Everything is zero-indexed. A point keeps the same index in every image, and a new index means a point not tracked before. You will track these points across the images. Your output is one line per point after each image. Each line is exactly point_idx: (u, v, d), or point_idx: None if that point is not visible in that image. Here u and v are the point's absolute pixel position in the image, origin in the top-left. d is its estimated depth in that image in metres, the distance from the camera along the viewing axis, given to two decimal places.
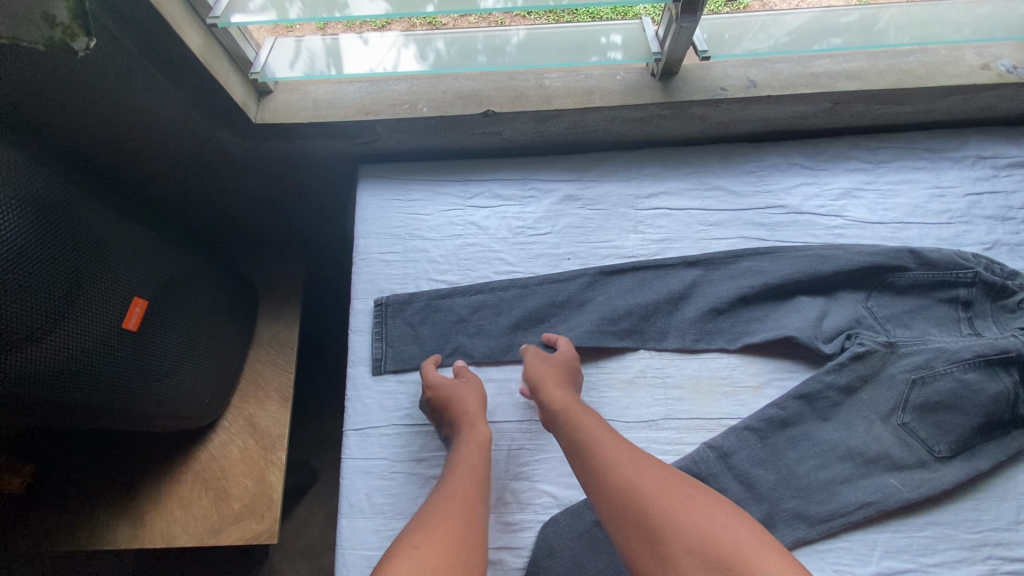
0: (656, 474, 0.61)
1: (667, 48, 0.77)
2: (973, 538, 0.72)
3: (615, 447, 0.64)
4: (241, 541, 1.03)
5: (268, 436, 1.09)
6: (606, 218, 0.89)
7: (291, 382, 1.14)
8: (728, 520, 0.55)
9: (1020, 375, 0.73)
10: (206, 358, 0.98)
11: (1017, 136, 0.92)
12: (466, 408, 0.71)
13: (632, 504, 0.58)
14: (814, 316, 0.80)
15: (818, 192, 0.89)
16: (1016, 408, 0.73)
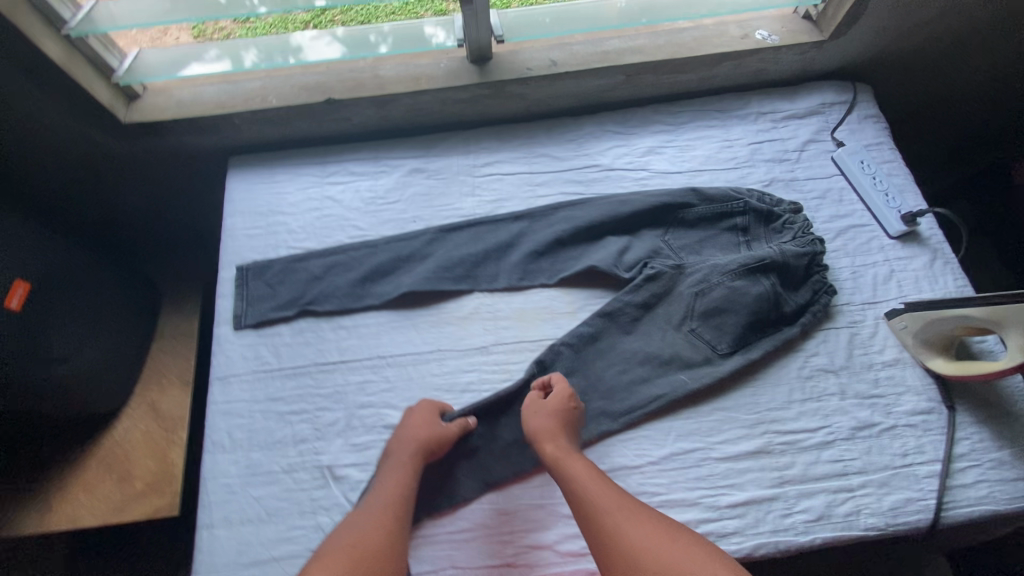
0: (649, 520, 0.68)
1: (469, 35, 0.93)
2: (752, 418, 0.85)
3: (610, 496, 0.71)
4: (143, 516, 1.09)
5: (170, 418, 1.17)
6: (447, 186, 1.02)
7: (193, 369, 1.21)
8: (708, 558, 0.64)
9: (777, 278, 0.89)
10: (102, 344, 1.07)
11: (791, 93, 1.09)
12: (411, 422, 0.80)
13: (625, 548, 0.65)
14: (616, 250, 0.94)
15: (627, 151, 1.05)
16: (777, 307, 0.88)
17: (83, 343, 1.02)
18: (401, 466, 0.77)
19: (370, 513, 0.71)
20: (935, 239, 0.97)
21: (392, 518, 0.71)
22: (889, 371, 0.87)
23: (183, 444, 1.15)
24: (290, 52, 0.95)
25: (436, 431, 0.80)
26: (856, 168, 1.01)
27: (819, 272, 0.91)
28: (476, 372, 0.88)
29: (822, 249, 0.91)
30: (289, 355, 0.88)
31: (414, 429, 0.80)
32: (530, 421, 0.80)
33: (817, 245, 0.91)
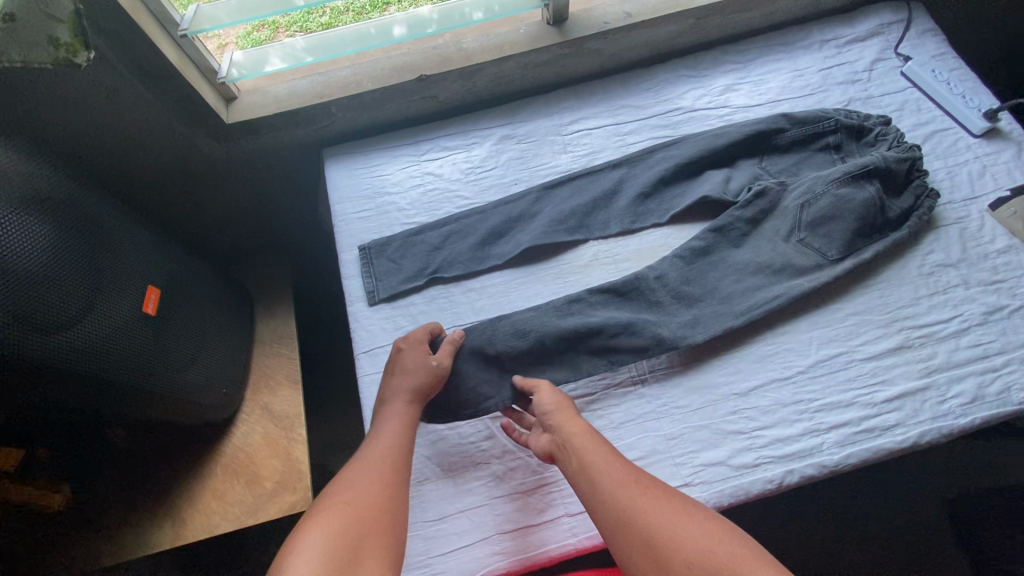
0: (662, 498, 0.66)
1: None
2: (886, 317, 0.88)
3: (621, 475, 0.69)
4: (279, 514, 1.09)
5: (287, 418, 1.16)
6: (539, 147, 1.06)
7: (298, 367, 1.21)
8: (725, 535, 0.62)
9: (881, 185, 0.91)
10: (218, 350, 1.07)
11: (848, 18, 1.14)
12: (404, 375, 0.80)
13: (640, 527, 0.64)
14: (720, 181, 0.97)
15: (704, 93, 1.09)
16: (885, 213, 0.91)
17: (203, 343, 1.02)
18: (400, 417, 0.77)
19: (372, 461, 0.72)
20: (1016, 132, 1.00)
21: (391, 468, 0.71)
22: (1004, 257, 0.91)
23: (303, 438, 1.14)
24: (374, 35, 0.98)
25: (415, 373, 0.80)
26: (928, 77, 1.05)
27: (921, 176, 0.93)
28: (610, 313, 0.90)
29: (919, 153, 0.93)
30: (428, 321, 0.91)
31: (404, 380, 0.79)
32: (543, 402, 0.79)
33: (915, 150, 0.93)
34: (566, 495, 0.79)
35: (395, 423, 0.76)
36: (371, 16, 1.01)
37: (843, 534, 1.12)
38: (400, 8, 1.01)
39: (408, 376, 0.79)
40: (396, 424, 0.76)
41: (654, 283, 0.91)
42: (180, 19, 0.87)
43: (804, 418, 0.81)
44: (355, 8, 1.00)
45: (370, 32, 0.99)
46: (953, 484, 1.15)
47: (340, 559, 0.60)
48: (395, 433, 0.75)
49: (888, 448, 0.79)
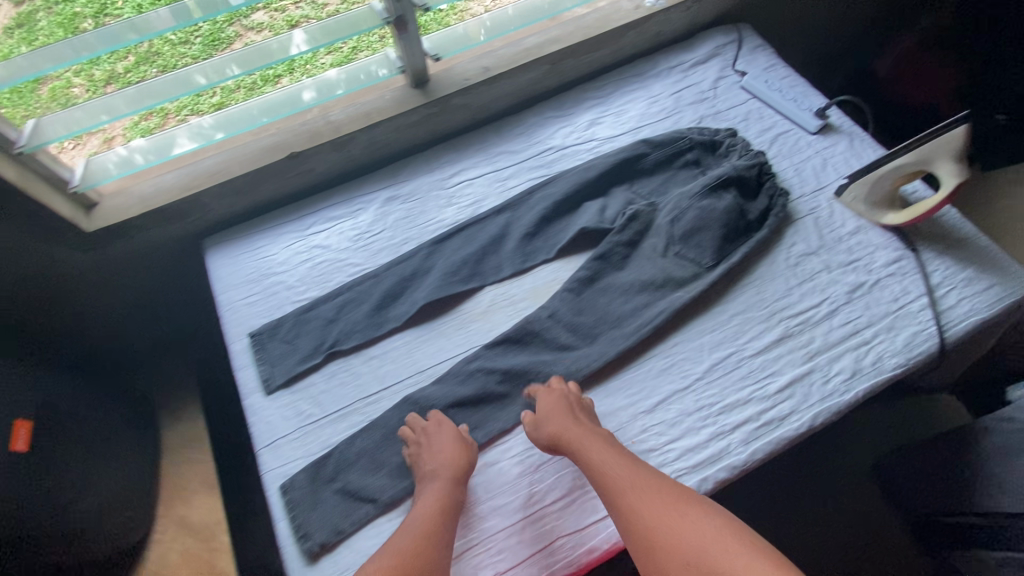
0: (667, 496, 0.71)
1: (407, 61, 1.01)
2: (766, 312, 0.93)
3: (632, 480, 0.73)
4: None
5: (206, 527, 1.04)
6: (423, 204, 1.07)
7: (214, 469, 1.11)
8: (729, 540, 0.65)
9: (737, 192, 0.99)
10: (118, 470, 0.99)
11: (689, 44, 1.24)
12: (436, 445, 0.80)
13: (640, 527, 0.69)
14: (597, 210, 1.03)
15: (572, 130, 1.16)
16: (744, 217, 0.98)
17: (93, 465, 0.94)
18: (438, 495, 0.75)
19: (410, 529, 0.71)
20: (845, 125, 1.12)
21: (437, 531, 0.71)
22: (856, 238, 0.99)
23: (229, 544, 1.03)
24: (280, 102, 1.00)
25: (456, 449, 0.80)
26: (763, 88, 1.16)
27: (770, 179, 1.01)
28: (513, 355, 0.91)
29: (764, 159, 1.02)
30: (330, 400, 0.88)
31: (444, 448, 0.79)
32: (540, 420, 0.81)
33: (761, 156, 1.01)
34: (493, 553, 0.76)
35: (432, 498, 0.75)
36: (264, 90, 1.01)
37: (782, 525, 1.16)
38: (292, 78, 1.02)
39: (433, 452, 0.79)
40: (435, 500, 0.74)
41: (547, 322, 0.93)
42: (15, 136, 0.83)
43: (709, 423, 0.84)
44: (246, 84, 1.01)
45: (278, 99, 1.00)
46: (875, 445, 1.22)
47: None
48: (430, 512, 0.73)
49: (789, 437, 0.83)
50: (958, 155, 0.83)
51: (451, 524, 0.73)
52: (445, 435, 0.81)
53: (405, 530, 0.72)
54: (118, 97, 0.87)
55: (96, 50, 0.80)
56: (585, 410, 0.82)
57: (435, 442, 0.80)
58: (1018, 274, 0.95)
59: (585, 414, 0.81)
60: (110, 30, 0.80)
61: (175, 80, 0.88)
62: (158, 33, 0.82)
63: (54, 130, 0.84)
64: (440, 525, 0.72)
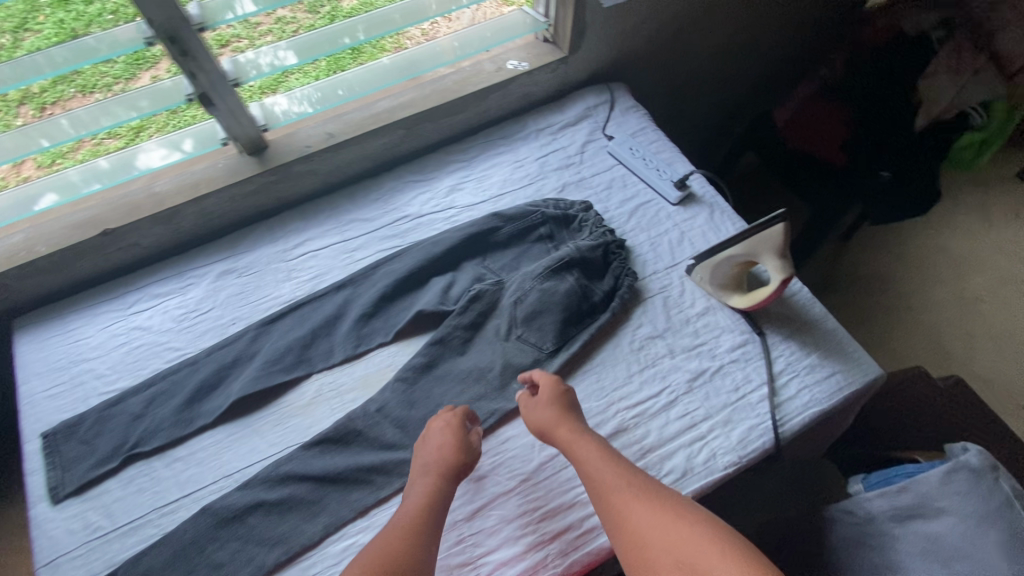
0: (651, 498, 0.70)
1: (228, 133, 0.95)
2: (603, 403, 0.89)
3: (618, 478, 0.73)
4: None
5: None
6: (261, 278, 1.00)
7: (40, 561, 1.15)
8: (708, 537, 0.65)
9: (580, 273, 0.97)
10: None
11: (560, 105, 1.21)
12: (429, 440, 0.80)
13: (624, 522, 0.69)
14: (441, 289, 0.97)
15: (431, 196, 1.10)
16: (587, 299, 0.95)
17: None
18: (426, 492, 0.74)
19: (398, 525, 0.71)
20: (708, 196, 1.10)
21: (428, 522, 0.72)
22: (703, 319, 0.96)
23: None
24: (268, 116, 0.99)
25: (452, 438, 0.79)
26: (628, 156, 1.13)
27: (616, 258, 1.00)
28: (330, 455, 0.84)
29: (612, 238, 1.01)
30: (123, 510, 0.81)
31: (436, 442, 0.79)
32: (535, 413, 0.83)
33: (608, 236, 1.00)
34: None
35: (413, 498, 0.74)
36: (187, 113, 1.00)
37: None
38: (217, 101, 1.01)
39: (430, 444, 0.80)
40: (420, 500, 0.74)
41: (372, 418, 0.87)
42: None
43: (528, 532, 0.79)
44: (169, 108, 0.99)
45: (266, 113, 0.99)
46: (767, 509, 1.22)
47: None
48: (420, 506, 0.72)
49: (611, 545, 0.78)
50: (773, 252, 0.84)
51: (440, 522, 0.73)
52: (450, 423, 0.81)
53: (391, 527, 0.71)
54: (78, 113, 0.84)
55: (66, 64, 0.76)
56: (573, 405, 0.83)
57: (430, 439, 0.81)
58: (861, 361, 0.92)
59: (574, 412, 0.82)
60: (77, 44, 0.76)
61: (159, 91, 0.87)
62: (128, 49, 0.79)
63: (4, 147, 0.81)
64: (424, 525, 0.71)
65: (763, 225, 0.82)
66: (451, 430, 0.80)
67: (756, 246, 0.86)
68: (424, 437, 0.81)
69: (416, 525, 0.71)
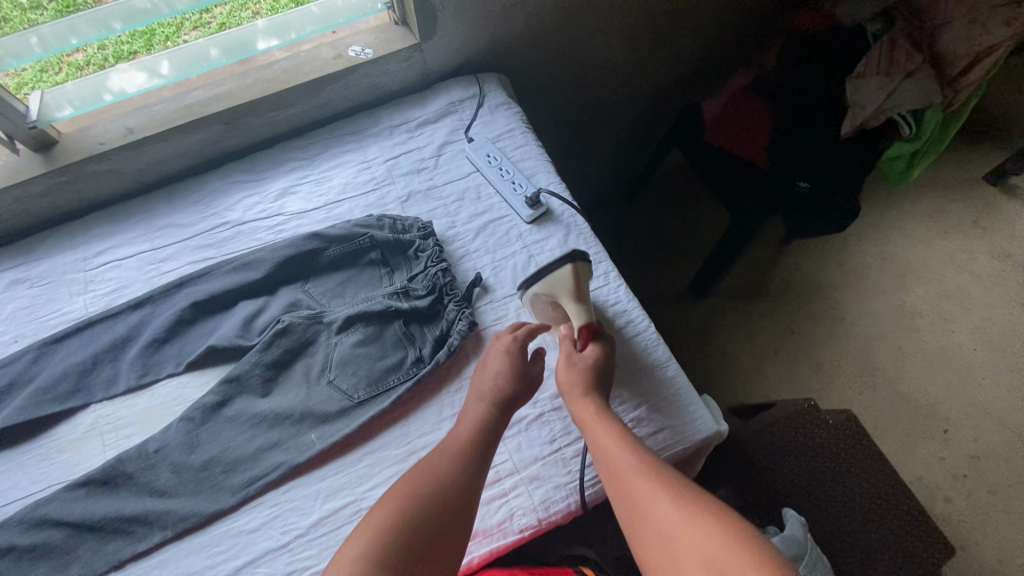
0: (678, 493, 0.60)
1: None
2: (403, 451, 0.82)
3: (643, 466, 0.64)
4: None
5: None
6: (53, 290, 0.91)
7: None
8: (723, 538, 0.53)
9: (407, 317, 0.89)
10: None
11: (420, 98, 1.08)
12: (489, 364, 0.81)
13: (640, 510, 0.61)
14: (245, 316, 0.88)
15: (259, 200, 0.99)
16: (413, 344, 0.88)
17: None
18: (480, 415, 0.76)
19: (437, 456, 0.71)
20: (567, 214, 0.98)
21: (457, 457, 0.71)
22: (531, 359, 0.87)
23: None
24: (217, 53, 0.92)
25: (503, 366, 0.80)
26: (483, 163, 1.01)
27: (452, 300, 0.90)
28: (94, 500, 0.78)
29: (445, 278, 0.91)
30: None
31: (486, 374, 0.80)
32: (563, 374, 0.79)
33: (439, 275, 0.90)
34: None
35: (473, 417, 0.76)
36: None
37: None
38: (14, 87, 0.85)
39: (492, 369, 0.80)
40: (477, 422, 0.75)
41: (146, 460, 0.80)
42: None
43: None
44: None
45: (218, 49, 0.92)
46: None
47: (400, 548, 0.60)
48: (456, 445, 0.73)
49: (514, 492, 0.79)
50: (574, 295, 0.82)
51: (487, 448, 0.74)
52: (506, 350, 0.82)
53: (423, 464, 0.71)
54: None
55: None
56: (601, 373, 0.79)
57: (489, 363, 0.81)
58: (697, 417, 0.83)
59: (598, 390, 0.77)
60: None
61: None
62: None
63: None
64: (455, 467, 0.70)
65: (555, 268, 0.84)
66: (513, 349, 0.81)
67: (553, 288, 0.84)
68: (484, 359, 0.82)
69: (467, 449, 0.72)
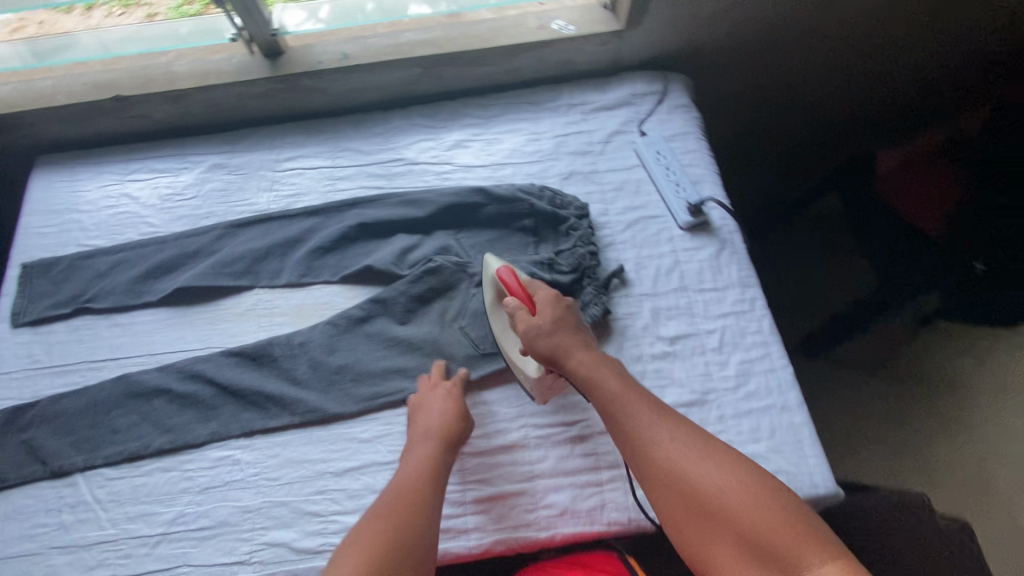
0: (687, 439, 0.65)
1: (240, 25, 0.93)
2: (513, 412, 0.85)
3: (650, 417, 0.68)
4: None
5: None
6: (246, 180, 1.02)
7: None
8: (743, 483, 0.60)
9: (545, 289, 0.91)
10: None
11: (604, 84, 1.08)
12: (427, 407, 0.79)
13: (651, 458, 0.65)
14: (401, 247, 0.94)
15: (433, 145, 1.04)
16: None
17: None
18: (428, 453, 0.74)
19: (405, 488, 0.70)
20: (725, 230, 0.95)
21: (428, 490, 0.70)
22: (657, 363, 0.86)
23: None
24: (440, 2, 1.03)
25: (432, 409, 0.79)
26: (651, 159, 1.00)
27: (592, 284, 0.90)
28: (242, 371, 0.87)
29: (591, 261, 0.91)
30: (60, 353, 0.89)
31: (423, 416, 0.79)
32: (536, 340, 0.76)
33: (586, 258, 0.91)
34: (118, 557, 0.77)
35: (425, 455, 0.74)
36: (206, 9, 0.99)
37: None
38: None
39: (429, 413, 0.79)
40: (426, 461, 0.74)
41: (291, 350, 0.88)
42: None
43: None
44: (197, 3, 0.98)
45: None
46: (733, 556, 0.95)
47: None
48: (424, 476, 0.72)
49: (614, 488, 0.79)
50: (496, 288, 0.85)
51: (442, 483, 0.73)
52: (437, 397, 0.80)
53: (393, 492, 0.70)
54: None
55: None
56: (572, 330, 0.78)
57: (424, 405, 0.80)
58: (816, 472, 0.79)
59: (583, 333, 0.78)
60: None
61: None
62: None
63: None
64: (423, 502, 0.69)
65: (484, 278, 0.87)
66: (446, 397, 0.80)
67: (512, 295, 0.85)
68: (417, 402, 0.81)
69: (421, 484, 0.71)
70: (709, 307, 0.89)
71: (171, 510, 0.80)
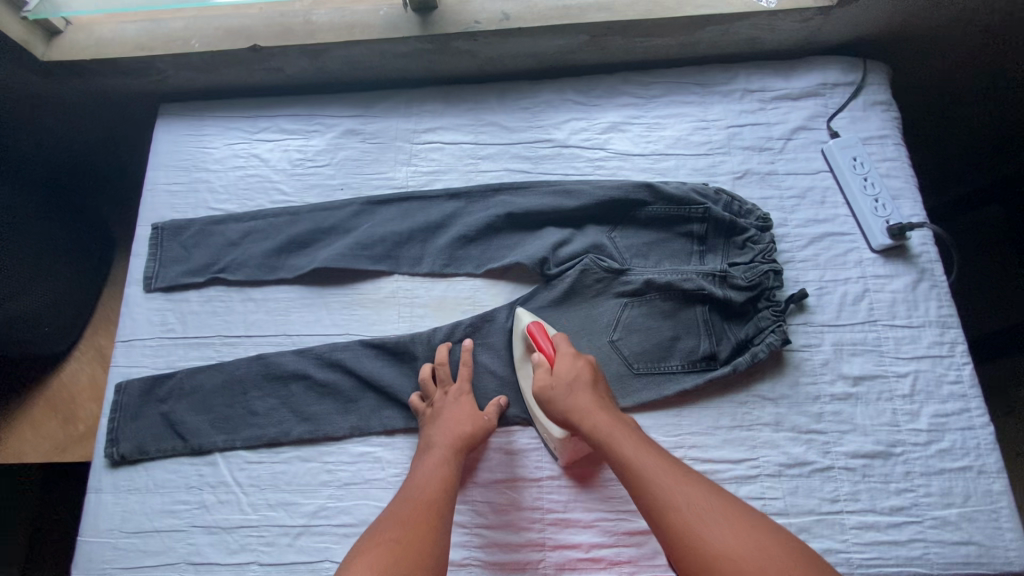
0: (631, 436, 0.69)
1: None
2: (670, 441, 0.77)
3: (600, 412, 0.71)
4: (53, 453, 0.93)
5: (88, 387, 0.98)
6: (382, 151, 0.93)
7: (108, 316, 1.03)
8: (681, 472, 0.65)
9: (712, 307, 0.81)
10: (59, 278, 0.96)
11: (788, 70, 0.94)
12: (440, 407, 0.76)
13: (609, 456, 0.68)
14: (550, 243, 0.85)
15: (586, 126, 0.93)
16: (710, 337, 0.80)
17: (41, 270, 0.93)
18: (434, 460, 0.72)
19: (411, 495, 0.68)
20: (925, 258, 0.83)
21: (437, 498, 0.68)
22: (836, 405, 0.77)
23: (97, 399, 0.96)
24: None
25: (440, 412, 0.76)
26: (846, 166, 0.86)
27: (768, 310, 0.80)
28: (383, 364, 0.83)
29: (773, 281, 0.80)
30: (194, 324, 0.85)
31: (437, 417, 0.75)
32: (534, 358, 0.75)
33: (768, 278, 0.79)
34: (261, 544, 0.75)
35: (433, 459, 0.72)
36: None
37: None
38: None
39: (440, 415, 0.75)
40: (438, 467, 0.71)
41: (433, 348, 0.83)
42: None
43: (535, 527, 0.74)
44: None
45: None
46: None
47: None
48: (433, 481, 0.70)
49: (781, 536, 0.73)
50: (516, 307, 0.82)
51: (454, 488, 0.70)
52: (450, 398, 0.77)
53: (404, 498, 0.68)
54: None
55: None
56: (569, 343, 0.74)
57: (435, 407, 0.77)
58: (1013, 549, 0.71)
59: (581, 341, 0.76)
60: None
61: None
62: None
63: None
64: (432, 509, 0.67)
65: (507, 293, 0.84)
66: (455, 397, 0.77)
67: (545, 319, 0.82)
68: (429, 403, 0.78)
69: (435, 495, 0.68)
70: (901, 347, 0.79)
71: (311, 503, 0.77)
